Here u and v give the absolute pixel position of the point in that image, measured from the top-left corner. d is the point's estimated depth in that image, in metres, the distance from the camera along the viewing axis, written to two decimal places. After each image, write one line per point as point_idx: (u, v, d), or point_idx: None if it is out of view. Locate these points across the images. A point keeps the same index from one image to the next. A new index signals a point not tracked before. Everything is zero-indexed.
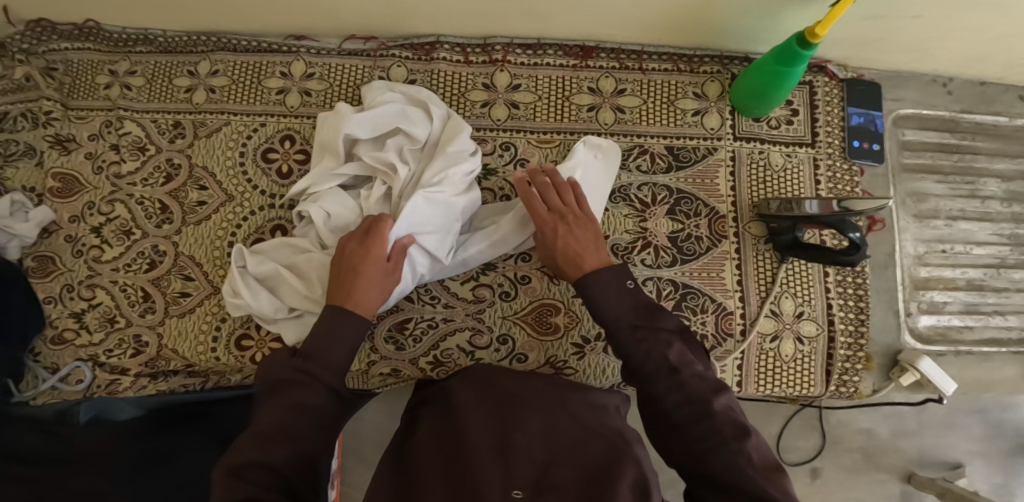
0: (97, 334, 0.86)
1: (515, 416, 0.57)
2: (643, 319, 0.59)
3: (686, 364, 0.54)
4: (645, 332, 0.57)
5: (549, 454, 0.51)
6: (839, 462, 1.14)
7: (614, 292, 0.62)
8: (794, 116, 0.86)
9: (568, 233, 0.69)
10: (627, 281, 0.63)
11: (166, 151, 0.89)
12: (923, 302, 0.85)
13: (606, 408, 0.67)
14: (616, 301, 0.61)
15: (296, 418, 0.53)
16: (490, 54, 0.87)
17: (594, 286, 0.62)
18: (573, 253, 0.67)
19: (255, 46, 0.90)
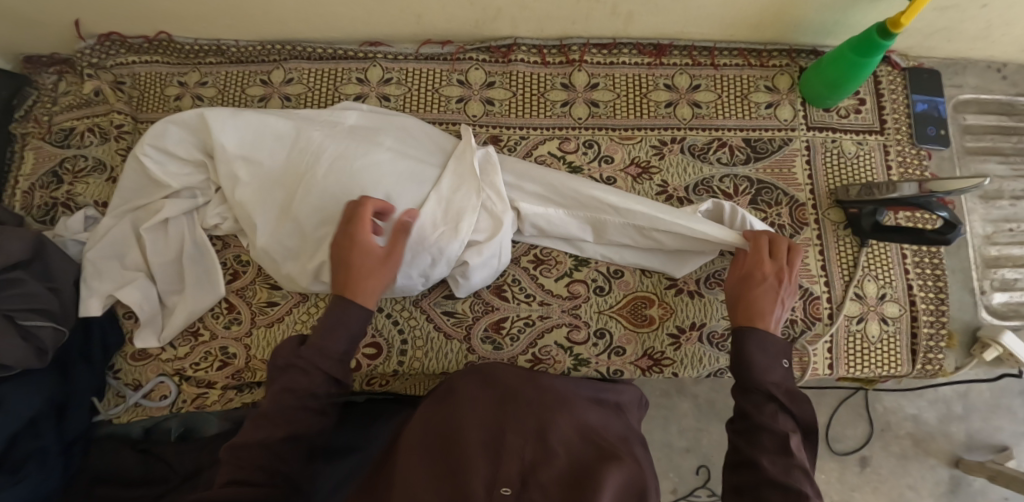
0: (181, 349, 0.84)
1: (512, 409, 0.57)
2: (785, 397, 0.61)
3: (800, 458, 0.56)
4: (776, 407, 0.60)
5: (540, 447, 0.50)
6: (887, 449, 1.20)
7: (767, 361, 0.63)
8: (861, 105, 0.89)
9: (771, 289, 0.69)
10: (783, 361, 0.65)
11: (233, 248, 0.86)
12: (995, 280, 0.89)
13: (612, 411, 0.67)
14: (768, 367, 0.63)
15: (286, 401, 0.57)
16: (567, 54, 0.89)
17: (759, 343, 0.64)
18: (759, 310, 0.67)
19: (330, 54, 0.90)
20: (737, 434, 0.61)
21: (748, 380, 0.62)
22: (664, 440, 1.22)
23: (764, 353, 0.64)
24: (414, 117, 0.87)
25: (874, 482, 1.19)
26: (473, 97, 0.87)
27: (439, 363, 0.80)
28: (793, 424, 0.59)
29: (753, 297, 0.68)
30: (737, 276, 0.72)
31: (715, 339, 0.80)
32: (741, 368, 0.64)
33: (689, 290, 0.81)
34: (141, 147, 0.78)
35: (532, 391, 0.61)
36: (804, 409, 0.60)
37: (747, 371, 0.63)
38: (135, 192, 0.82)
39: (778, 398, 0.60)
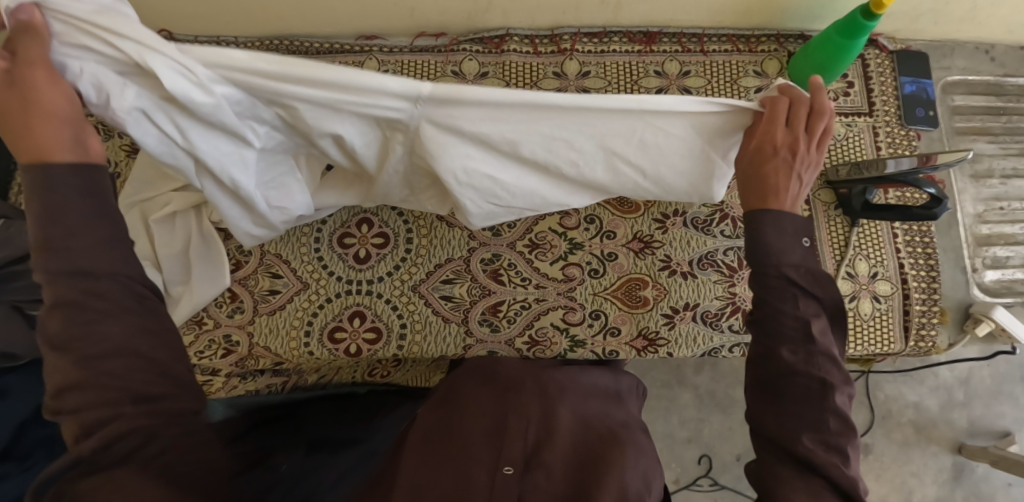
0: (185, 338, 0.86)
1: (515, 397, 0.59)
2: (809, 278, 0.49)
3: (826, 343, 0.48)
4: (800, 291, 0.49)
5: (543, 432, 0.54)
6: (889, 435, 1.21)
7: (787, 243, 0.50)
8: (850, 88, 0.90)
9: (786, 162, 0.53)
10: (805, 238, 0.51)
11: (235, 238, 0.88)
12: (986, 258, 0.90)
13: (614, 399, 0.69)
14: (788, 248, 0.50)
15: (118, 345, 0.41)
16: (558, 44, 0.90)
17: (776, 224, 0.51)
18: (773, 186, 0.53)
19: (326, 48, 0.92)
20: (754, 324, 0.51)
21: (762, 262, 0.50)
22: (666, 430, 1.23)
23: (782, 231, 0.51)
24: None
25: (877, 469, 1.20)
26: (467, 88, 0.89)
27: (438, 347, 0.82)
28: (817, 307, 0.49)
29: (760, 169, 0.54)
30: (746, 150, 0.56)
31: (709, 319, 0.82)
32: (757, 252, 0.51)
33: (682, 271, 0.83)
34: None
35: (536, 382, 0.63)
36: (829, 289, 0.50)
37: (760, 254, 0.50)
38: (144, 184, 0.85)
39: (799, 282, 0.49)
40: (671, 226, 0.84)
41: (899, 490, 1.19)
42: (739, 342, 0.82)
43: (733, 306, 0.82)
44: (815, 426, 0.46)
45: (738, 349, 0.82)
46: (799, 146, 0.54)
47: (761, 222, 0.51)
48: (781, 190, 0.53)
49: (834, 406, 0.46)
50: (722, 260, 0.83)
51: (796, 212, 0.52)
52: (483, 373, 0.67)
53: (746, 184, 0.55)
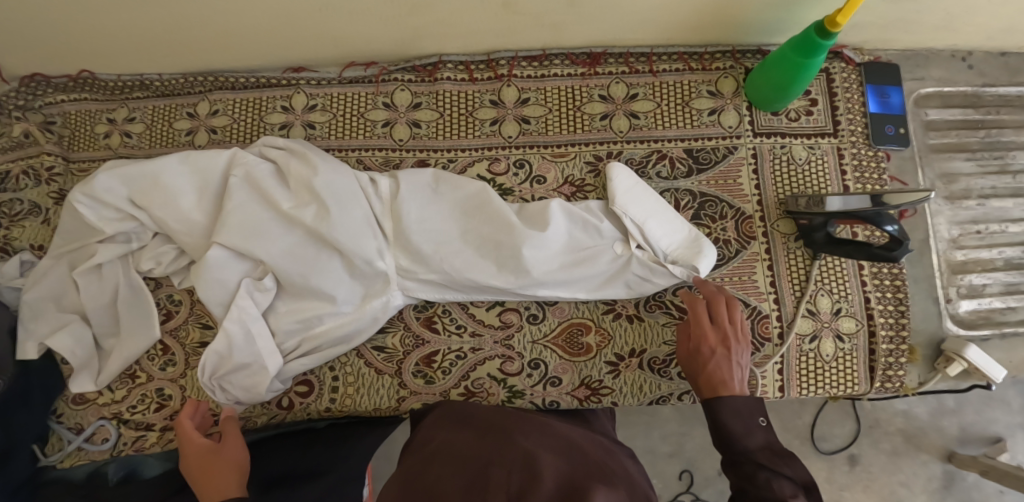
0: (118, 392, 0.83)
1: (498, 441, 0.55)
2: (768, 458, 0.57)
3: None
4: (768, 454, 0.58)
5: (527, 474, 0.48)
6: (877, 445, 1.14)
7: (745, 426, 0.61)
8: (813, 106, 0.84)
9: (723, 358, 0.66)
10: (760, 419, 0.62)
11: (167, 286, 0.85)
12: (962, 287, 0.83)
13: (608, 451, 0.64)
14: (748, 433, 0.61)
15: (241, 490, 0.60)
16: (495, 69, 0.84)
17: (728, 408, 0.62)
18: (719, 380, 0.64)
19: (253, 82, 0.88)
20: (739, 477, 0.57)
21: (732, 450, 0.60)
22: (647, 446, 1.18)
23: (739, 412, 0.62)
24: (340, 145, 0.84)
25: (864, 480, 1.13)
26: (399, 121, 0.84)
27: (372, 400, 0.78)
28: (794, 485, 0.54)
29: (708, 373, 0.65)
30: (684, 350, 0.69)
31: (657, 366, 0.77)
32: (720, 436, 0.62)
33: (627, 314, 0.78)
34: (77, 191, 0.79)
35: (516, 426, 0.59)
36: (795, 468, 0.55)
37: (725, 443, 0.61)
38: (72, 233, 0.82)
39: (766, 463, 0.57)
40: None
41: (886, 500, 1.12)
42: (690, 389, 0.77)
43: None
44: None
45: (688, 396, 0.77)
46: (730, 342, 0.67)
47: (715, 415, 0.63)
48: (729, 380, 0.64)
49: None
50: (671, 301, 0.78)
51: (745, 395, 0.64)
52: (460, 429, 0.62)
53: (706, 387, 0.65)
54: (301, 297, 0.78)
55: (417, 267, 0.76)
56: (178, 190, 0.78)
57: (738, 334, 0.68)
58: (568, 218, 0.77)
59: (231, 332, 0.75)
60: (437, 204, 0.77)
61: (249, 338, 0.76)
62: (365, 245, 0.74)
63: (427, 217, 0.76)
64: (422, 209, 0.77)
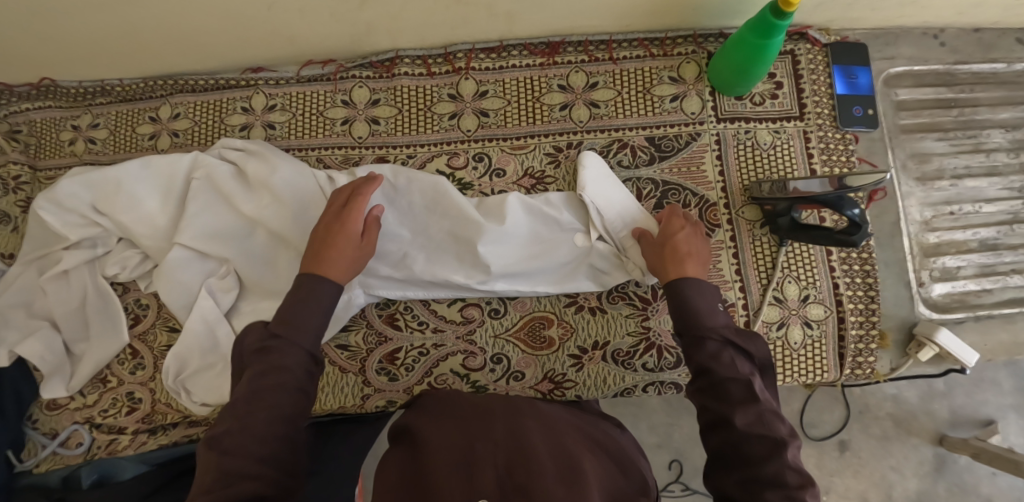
0: (90, 396, 0.84)
1: (485, 420, 0.56)
2: (736, 336, 0.56)
3: (766, 399, 0.52)
4: (732, 351, 0.55)
5: (512, 454, 0.49)
6: (866, 430, 1.07)
7: (709, 306, 0.60)
8: (779, 89, 0.82)
9: (689, 235, 0.69)
10: (719, 304, 0.62)
11: (134, 291, 0.85)
12: (935, 270, 0.81)
13: (602, 433, 0.64)
14: (712, 313, 0.59)
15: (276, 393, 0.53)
16: (452, 62, 0.84)
17: (695, 289, 0.62)
18: (683, 252, 0.67)
19: (212, 84, 0.88)
20: (698, 391, 0.55)
21: (695, 329, 0.58)
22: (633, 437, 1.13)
23: (708, 300, 0.61)
24: (299, 145, 0.84)
25: (853, 465, 1.07)
26: (358, 118, 0.84)
27: (337, 398, 0.78)
28: (750, 366, 0.55)
29: (669, 242, 0.68)
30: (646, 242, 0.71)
31: (621, 358, 0.76)
32: (688, 318, 0.59)
33: (590, 306, 0.77)
34: (40, 198, 0.78)
35: (500, 406, 0.60)
36: (757, 346, 0.56)
37: (688, 323, 0.59)
38: (41, 242, 0.83)
39: (733, 342, 0.56)
40: None
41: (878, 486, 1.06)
42: (655, 381, 0.76)
43: (646, 343, 0.76)
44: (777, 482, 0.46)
45: (653, 388, 0.77)
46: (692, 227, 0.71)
47: (677, 294, 0.62)
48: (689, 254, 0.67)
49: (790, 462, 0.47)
50: (634, 292, 0.77)
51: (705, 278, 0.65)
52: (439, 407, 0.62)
53: (664, 254, 0.68)
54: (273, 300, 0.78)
55: (377, 264, 0.75)
56: (140, 196, 0.77)
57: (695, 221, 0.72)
58: (534, 213, 0.75)
59: (195, 333, 0.76)
60: (394, 203, 0.76)
61: (216, 340, 0.77)
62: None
63: (385, 216, 0.75)
64: (380, 209, 0.75)
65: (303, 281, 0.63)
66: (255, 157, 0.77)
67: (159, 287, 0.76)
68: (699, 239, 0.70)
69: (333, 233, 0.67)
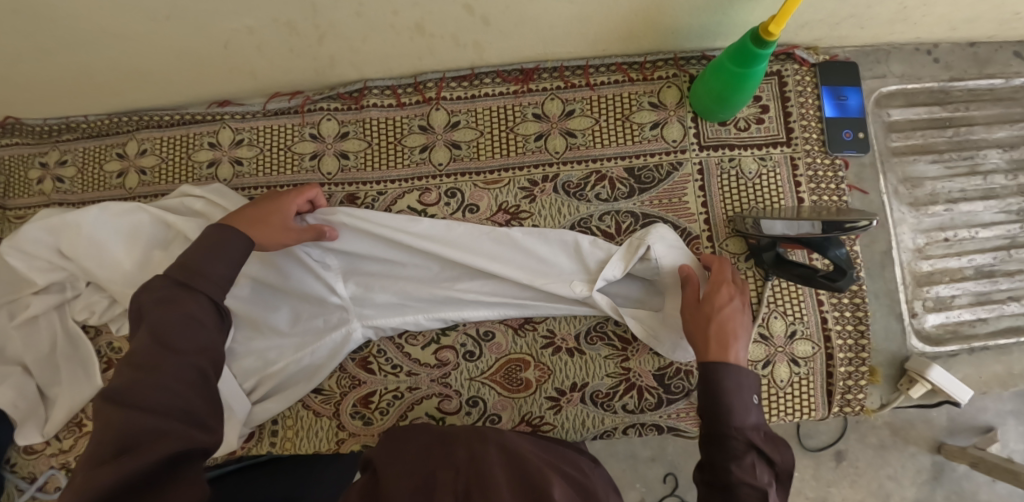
0: (66, 441, 0.82)
1: (448, 447, 0.56)
2: (764, 441, 0.54)
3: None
4: (755, 456, 0.53)
5: (473, 478, 0.49)
6: (863, 440, 1.01)
7: (742, 401, 0.57)
8: (765, 113, 0.78)
9: (738, 315, 0.64)
10: (754, 397, 0.58)
11: (106, 334, 0.83)
12: (928, 300, 0.79)
13: (575, 468, 0.63)
14: (744, 409, 0.56)
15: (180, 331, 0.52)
16: (423, 92, 0.81)
17: (737, 379, 0.58)
18: (730, 334, 0.61)
19: (178, 119, 0.85)
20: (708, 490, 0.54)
21: (720, 427, 0.55)
22: (627, 449, 1.03)
23: (742, 395, 0.57)
24: (267, 182, 0.81)
25: (848, 476, 1.01)
26: (327, 152, 0.81)
27: (311, 443, 0.76)
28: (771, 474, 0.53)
29: (716, 316, 0.63)
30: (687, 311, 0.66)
31: (600, 400, 0.74)
32: (717, 408, 0.56)
33: (568, 347, 0.74)
34: (5, 244, 0.76)
35: (465, 433, 0.60)
36: (783, 455, 0.54)
37: (715, 419, 0.56)
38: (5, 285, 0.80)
39: (758, 447, 0.54)
40: None
41: (876, 497, 1.00)
42: (636, 423, 0.74)
43: (626, 383, 0.74)
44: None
45: (634, 430, 0.74)
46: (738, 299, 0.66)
47: (720, 378, 0.58)
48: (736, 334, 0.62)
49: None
50: (613, 331, 0.74)
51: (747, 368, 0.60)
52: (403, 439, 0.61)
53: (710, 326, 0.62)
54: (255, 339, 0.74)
55: (372, 292, 0.73)
56: (102, 240, 0.75)
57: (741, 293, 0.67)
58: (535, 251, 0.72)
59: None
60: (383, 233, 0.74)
61: None
62: (315, 285, 0.72)
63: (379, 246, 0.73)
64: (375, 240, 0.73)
65: (210, 232, 0.60)
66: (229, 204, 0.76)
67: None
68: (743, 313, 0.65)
69: (262, 206, 0.66)
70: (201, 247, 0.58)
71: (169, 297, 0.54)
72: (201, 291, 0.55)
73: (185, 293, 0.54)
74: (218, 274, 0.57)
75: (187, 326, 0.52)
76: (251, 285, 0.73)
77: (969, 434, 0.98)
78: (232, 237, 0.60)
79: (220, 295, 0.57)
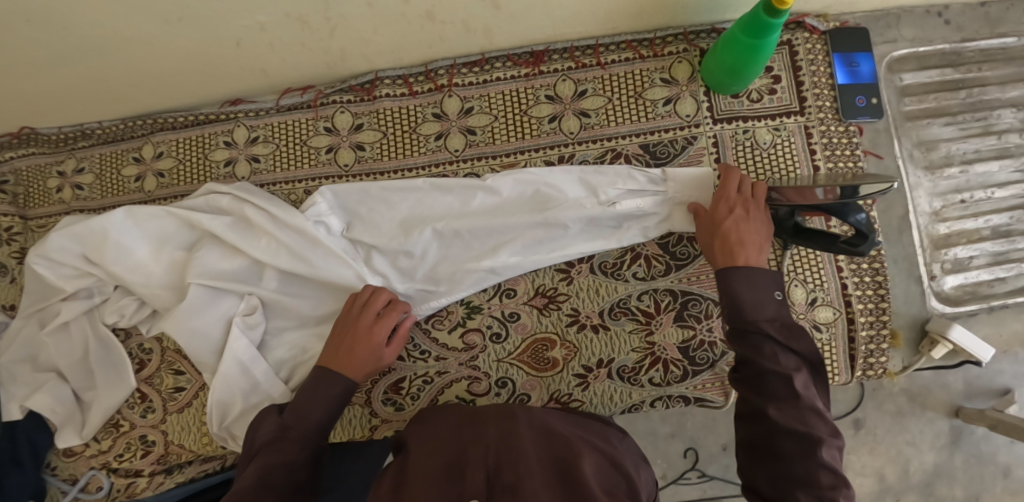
0: (103, 442, 0.83)
1: (475, 426, 0.56)
2: (781, 333, 0.56)
3: (809, 397, 0.53)
4: (775, 347, 0.56)
5: (504, 455, 0.50)
6: (880, 406, 1.02)
7: (758, 298, 0.59)
8: (777, 83, 0.78)
9: (742, 220, 0.66)
10: (776, 292, 0.60)
11: (136, 335, 0.84)
12: (946, 262, 0.81)
13: (602, 439, 0.64)
14: (760, 305, 0.59)
15: (272, 473, 0.57)
16: (434, 80, 0.81)
17: (746, 273, 0.61)
18: (736, 240, 0.64)
19: (192, 120, 0.85)
20: (742, 383, 0.57)
21: (741, 323, 0.58)
22: (647, 426, 1.03)
23: (755, 287, 0.60)
24: (285, 178, 0.82)
25: (868, 442, 1.02)
26: (342, 145, 0.82)
27: (345, 431, 0.77)
28: (796, 363, 0.55)
29: (720, 228, 0.66)
30: (702, 221, 0.68)
31: (627, 374, 0.75)
32: (733, 306, 0.60)
33: (592, 324, 0.75)
34: (32, 253, 0.78)
35: (492, 411, 0.60)
36: (804, 343, 0.56)
37: (737, 315, 0.59)
38: (39, 293, 0.82)
39: (775, 339, 0.56)
40: (577, 275, 0.76)
41: (894, 461, 1.01)
42: (662, 395, 0.75)
43: (652, 357, 0.75)
44: (810, 483, 0.49)
45: (660, 403, 0.76)
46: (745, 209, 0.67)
47: (730, 274, 0.61)
48: (739, 249, 0.63)
49: (824, 460, 0.49)
50: (637, 306, 0.75)
51: (760, 266, 0.62)
52: (425, 423, 0.60)
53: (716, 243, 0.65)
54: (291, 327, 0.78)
55: (399, 275, 0.76)
56: (128, 244, 0.76)
57: (753, 204, 0.68)
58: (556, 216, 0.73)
59: (229, 377, 0.74)
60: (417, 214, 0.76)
61: (252, 379, 0.75)
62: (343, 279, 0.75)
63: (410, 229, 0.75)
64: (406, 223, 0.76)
65: (318, 373, 0.67)
66: (252, 200, 0.76)
67: (176, 336, 0.75)
68: (752, 221, 0.66)
69: (348, 335, 0.69)
70: (310, 387, 0.66)
71: (279, 443, 0.61)
72: (301, 433, 0.62)
73: (287, 435, 0.62)
74: (315, 419, 0.64)
75: (282, 471, 0.58)
76: (286, 280, 0.78)
77: (986, 397, 0.98)
78: (334, 382, 0.66)
79: (316, 434, 0.63)
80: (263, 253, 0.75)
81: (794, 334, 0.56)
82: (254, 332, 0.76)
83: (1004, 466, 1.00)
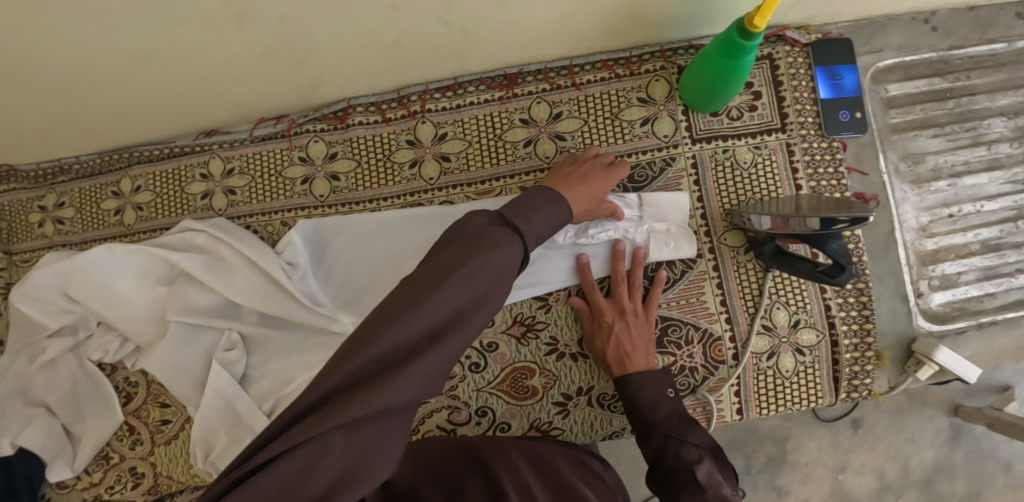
0: (94, 474, 0.84)
1: (470, 480, 0.56)
2: (678, 424, 0.64)
3: (713, 485, 0.57)
4: (675, 442, 0.62)
5: None
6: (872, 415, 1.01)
7: (653, 396, 0.67)
8: (757, 100, 0.76)
9: (624, 332, 0.70)
10: (668, 390, 0.68)
11: (122, 369, 0.85)
12: (934, 278, 0.79)
13: (598, 477, 0.63)
14: (656, 403, 0.66)
15: (490, 264, 0.46)
16: (407, 106, 0.80)
17: (639, 383, 0.67)
18: (624, 352, 0.68)
19: (168, 153, 0.85)
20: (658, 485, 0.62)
21: (642, 426, 0.66)
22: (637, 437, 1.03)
23: (650, 390, 0.67)
24: (262, 209, 0.82)
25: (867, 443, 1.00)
26: (317, 175, 0.81)
27: None
28: (698, 451, 0.61)
29: (606, 342, 0.70)
30: (589, 331, 0.72)
31: (607, 402, 0.75)
32: (635, 411, 0.67)
33: (571, 352, 0.75)
34: (15, 292, 0.79)
35: (486, 456, 0.59)
36: (695, 433, 0.63)
37: (638, 417, 0.67)
38: (25, 329, 0.83)
39: (672, 434, 0.63)
40: (555, 302, 0.75)
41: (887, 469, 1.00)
42: None
43: None
44: None
45: None
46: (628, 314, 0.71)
47: (629, 388, 0.67)
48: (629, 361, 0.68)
49: None
50: None
51: (650, 368, 0.68)
52: (421, 467, 0.60)
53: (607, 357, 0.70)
54: (270, 360, 0.79)
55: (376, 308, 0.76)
56: (109, 281, 0.77)
57: (634, 309, 0.71)
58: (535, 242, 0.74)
59: (210, 413, 0.75)
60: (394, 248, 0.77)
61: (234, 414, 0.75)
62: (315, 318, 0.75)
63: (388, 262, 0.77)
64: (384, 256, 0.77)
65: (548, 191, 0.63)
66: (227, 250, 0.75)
67: (157, 373, 0.76)
68: (633, 327, 0.70)
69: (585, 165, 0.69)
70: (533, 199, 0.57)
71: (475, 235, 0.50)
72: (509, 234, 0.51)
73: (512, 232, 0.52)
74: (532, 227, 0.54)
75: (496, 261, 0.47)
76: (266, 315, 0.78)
77: (984, 395, 0.96)
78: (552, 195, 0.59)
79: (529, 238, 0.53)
80: (240, 293, 0.76)
81: (687, 423, 0.64)
82: (234, 366, 0.77)
83: (1005, 462, 0.98)
